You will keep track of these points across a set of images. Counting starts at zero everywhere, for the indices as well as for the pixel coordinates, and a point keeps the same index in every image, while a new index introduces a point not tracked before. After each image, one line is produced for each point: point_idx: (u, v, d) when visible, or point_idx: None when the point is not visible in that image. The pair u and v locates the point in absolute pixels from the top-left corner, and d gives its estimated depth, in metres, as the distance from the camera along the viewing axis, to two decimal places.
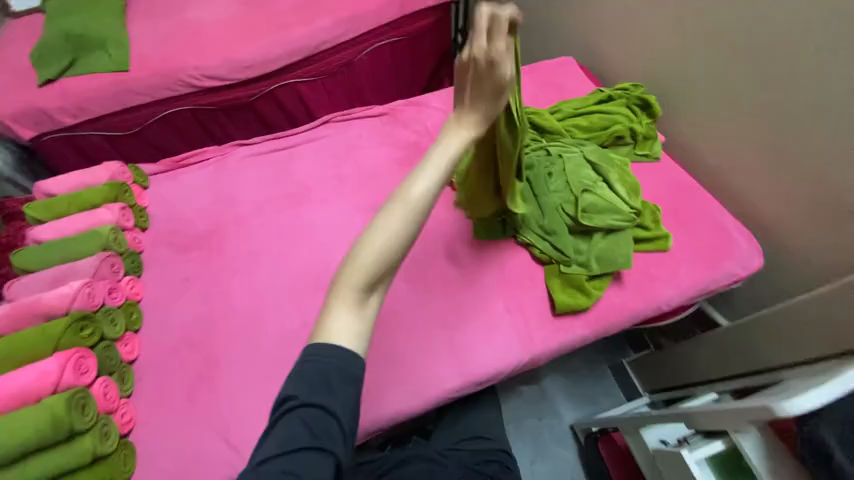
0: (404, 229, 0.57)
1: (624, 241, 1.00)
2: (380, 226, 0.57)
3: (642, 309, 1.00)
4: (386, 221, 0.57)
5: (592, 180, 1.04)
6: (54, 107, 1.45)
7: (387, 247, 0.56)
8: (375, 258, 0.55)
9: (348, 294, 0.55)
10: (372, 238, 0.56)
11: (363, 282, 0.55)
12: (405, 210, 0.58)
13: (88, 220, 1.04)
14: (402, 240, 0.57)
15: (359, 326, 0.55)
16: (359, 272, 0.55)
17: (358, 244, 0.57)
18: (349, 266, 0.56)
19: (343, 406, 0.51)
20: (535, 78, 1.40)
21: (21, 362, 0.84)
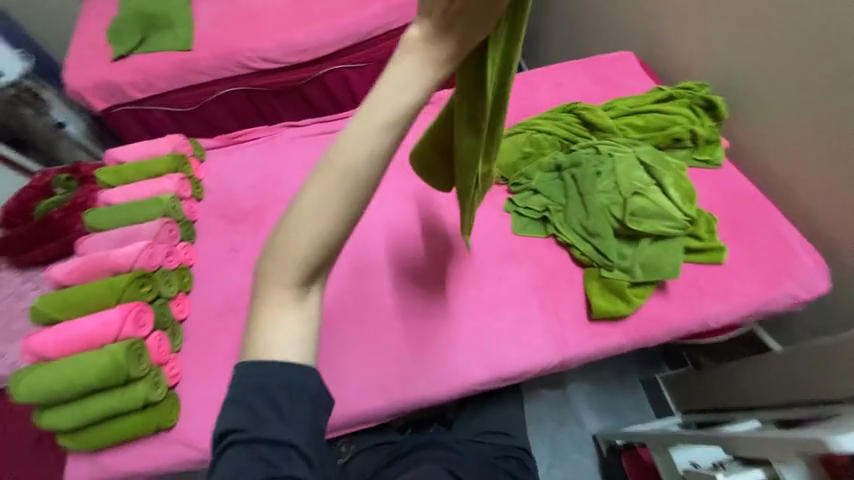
0: (338, 210, 0.42)
1: (674, 250, 0.95)
2: (307, 211, 0.42)
3: (686, 323, 0.94)
4: (312, 202, 0.42)
5: (644, 182, 0.99)
6: (125, 81, 1.56)
7: (318, 235, 0.42)
8: (302, 250, 0.42)
9: (280, 294, 0.44)
10: (298, 225, 0.42)
11: (293, 278, 0.43)
12: (335, 184, 0.42)
13: (151, 188, 1.12)
14: (338, 223, 0.42)
15: (295, 327, 0.45)
16: (290, 270, 0.43)
17: (282, 234, 0.43)
18: (276, 263, 0.43)
19: (295, 430, 0.45)
20: (589, 73, 1.34)
21: (91, 310, 0.94)
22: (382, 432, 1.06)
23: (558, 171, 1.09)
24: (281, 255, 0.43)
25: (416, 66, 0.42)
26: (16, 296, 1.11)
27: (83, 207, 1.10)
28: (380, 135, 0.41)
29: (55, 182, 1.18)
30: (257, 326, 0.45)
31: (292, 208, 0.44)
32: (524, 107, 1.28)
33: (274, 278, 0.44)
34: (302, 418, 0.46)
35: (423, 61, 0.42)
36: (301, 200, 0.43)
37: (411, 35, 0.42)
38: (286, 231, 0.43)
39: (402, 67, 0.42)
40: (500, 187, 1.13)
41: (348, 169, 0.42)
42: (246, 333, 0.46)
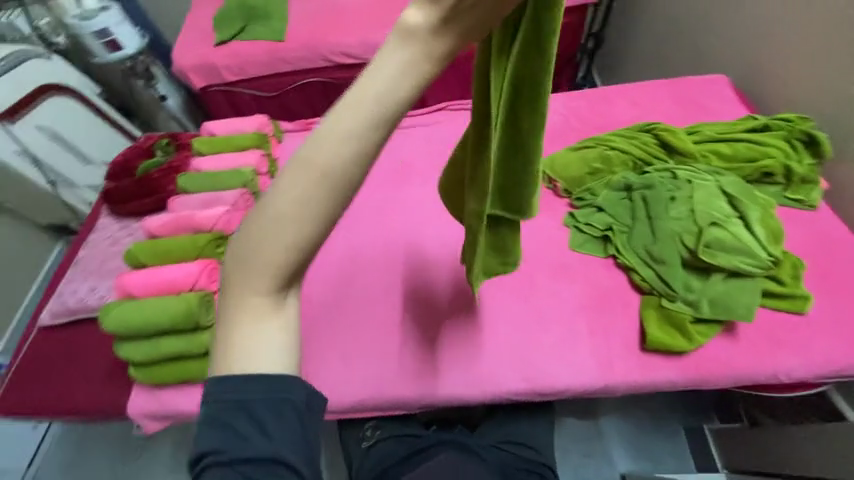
0: (319, 206, 0.36)
1: (750, 290, 0.88)
2: (275, 214, 0.36)
3: (753, 372, 0.86)
4: (283, 198, 0.36)
5: (724, 214, 0.92)
6: (222, 64, 1.72)
7: (293, 235, 0.36)
8: (276, 254, 0.37)
9: (253, 303, 0.38)
10: (268, 224, 0.36)
11: (266, 283, 0.38)
12: (312, 176, 0.35)
13: (235, 161, 1.23)
14: (318, 220, 0.36)
15: (272, 339, 0.39)
16: (261, 274, 0.37)
17: (248, 234, 0.37)
18: (244, 265, 0.37)
19: (286, 445, 0.40)
20: (672, 95, 1.28)
21: (173, 260, 1.06)
22: (405, 423, 1.07)
23: (627, 191, 1.05)
24: (250, 259, 0.37)
25: (419, 42, 0.35)
26: (112, 241, 1.19)
27: (178, 169, 1.23)
28: (372, 121, 0.35)
29: (156, 146, 1.32)
30: (227, 339, 0.39)
31: (258, 204, 0.38)
32: (596, 122, 1.25)
33: (243, 284, 0.38)
34: (291, 436, 0.41)
35: (429, 36, 0.35)
36: (270, 194, 0.37)
37: (413, 4, 0.34)
38: (253, 231, 0.37)
39: (400, 40, 0.35)
40: (562, 200, 1.12)
41: (329, 160, 0.35)
42: (214, 350, 0.40)
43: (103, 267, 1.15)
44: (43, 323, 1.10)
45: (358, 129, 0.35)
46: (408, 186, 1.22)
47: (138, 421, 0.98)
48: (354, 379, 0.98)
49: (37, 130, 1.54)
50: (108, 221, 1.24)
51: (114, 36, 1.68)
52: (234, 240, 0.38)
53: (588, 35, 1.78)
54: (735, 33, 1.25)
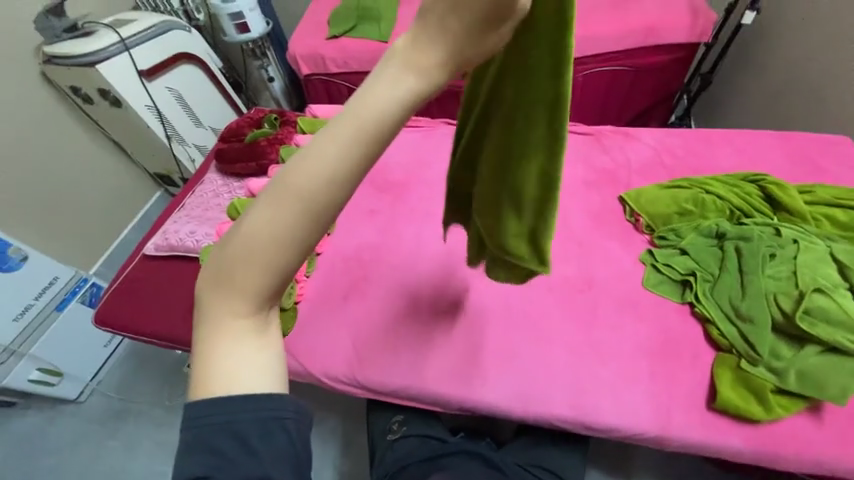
0: (299, 230, 0.33)
1: (851, 371, 0.79)
2: (252, 226, 0.33)
3: (836, 462, 0.77)
4: (260, 221, 0.33)
5: (831, 282, 0.85)
6: (328, 55, 1.80)
7: (271, 257, 0.33)
8: (254, 275, 0.34)
9: (233, 320, 0.35)
10: (243, 245, 0.33)
11: (246, 302, 0.35)
12: (287, 203, 0.32)
13: None
14: (297, 245, 0.34)
15: (256, 357, 0.36)
16: (238, 292, 0.34)
17: (223, 252, 0.35)
18: (219, 282, 0.35)
19: (278, 466, 0.37)
20: (784, 150, 1.19)
21: None
22: (435, 423, 1.04)
23: (718, 239, 1.00)
24: (224, 278, 0.34)
25: (391, 84, 0.31)
26: (215, 194, 1.35)
27: (282, 142, 1.36)
28: (351, 150, 0.32)
29: (266, 119, 1.47)
30: (202, 359, 0.36)
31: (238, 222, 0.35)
32: (692, 165, 1.20)
33: (218, 301, 0.35)
34: (280, 456, 0.37)
35: (403, 72, 0.31)
36: (250, 211, 0.34)
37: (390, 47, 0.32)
38: (228, 249, 0.34)
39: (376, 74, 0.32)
40: (642, 236, 1.08)
41: (305, 187, 0.32)
42: (190, 371, 0.36)
43: (203, 215, 1.30)
44: (148, 253, 1.26)
45: (346, 156, 0.32)
46: None
47: None
48: (398, 365, 1.01)
49: (166, 90, 1.69)
50: (214, 177, 1.40)
51: (245, 19, 1.83)
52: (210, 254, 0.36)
53: (694, 75, 1.69)
54: None
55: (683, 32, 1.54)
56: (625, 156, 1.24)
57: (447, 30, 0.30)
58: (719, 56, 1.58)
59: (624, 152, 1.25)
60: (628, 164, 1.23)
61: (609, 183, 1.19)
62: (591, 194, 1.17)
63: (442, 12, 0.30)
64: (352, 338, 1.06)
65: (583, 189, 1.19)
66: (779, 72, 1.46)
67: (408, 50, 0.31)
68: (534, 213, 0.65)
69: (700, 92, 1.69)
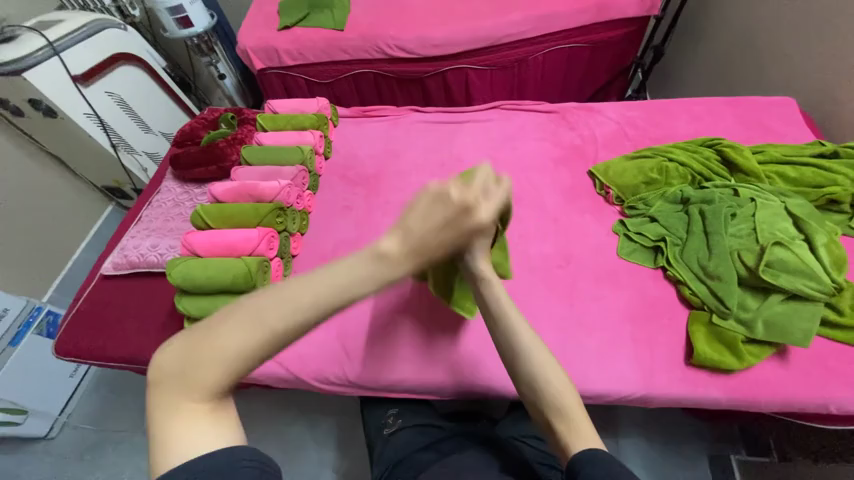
0: (261, 349, 0.47)
1: (809, 314, 0.85)
2: (221, 343, 0.46)
3: (800, 397, 0.84)
4: (222, 343, 0.46)
5: (788, 235, 0.91)
6: (281, 47, 1.69)
7: (234, 363, 0.46)
8: (212, 377, 0.45)
9: (195, 406, 0.46)
10: (208, 352, 0.46)
11: (206, 392, 0.46)
12: (252, 337, 0.46)
13: (295, 138, 1.29)
14: (252, 359, 0.47)
15: (208, 439, 0.45)
16: (202, 387, 0.45)
17: (185, 355, 0.46)
18: (186, 379, 0.46)
19: None
20: (736, 113, 1.26)
21: (234, 224, 1.12)
22: (427, 411, 1.04)
23: (683, 204, 1.04)
24: (193, 376, 0.45)
25: (373, 273, 0.51)
26: (174, 203, 1.27)
27: (242, 142, 1.30)
28: (314, 301, 0.48)
29: (222, 119, 1.38)
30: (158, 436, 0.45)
31: (205, 330, 0.47)
32: (654, 134, 1.24)
33: (179, 389, 0.45)
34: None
35: (376, 268, 0.52)
36: (214, 328, 0.47)
37: (371, 251, 0.52)
38: (197, 352, 0.46)
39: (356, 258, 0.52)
40: (613, 208, 1.12)
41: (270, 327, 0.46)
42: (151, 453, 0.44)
43: (164, 226, 1.21)
44: (105, 273, 1.17)
45: (305, 306, 0.47)
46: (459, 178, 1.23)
47: None
48: (387, 358, 1.01)
49: (105, 95, 1.55)
50: (171, 185, 1.31)
51: (187, 13, 1.68)
52: (174, 349, 0.47)
53: (646, 48, 1.74)
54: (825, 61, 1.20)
55: (636, 5, 1.56)
56: (591, 131, 1.27)
57: (420, 250, 0.56)
58: (669, 27, 1.63)
59: (589, 126, 1.27)
60: (594, 138, 1.26)
61: (578, 158, 1.22)
62: (561, 170, 1.20)
63: (421, 238, 0.56)
64: (338, 338, 1.04)
65: (553, 165, 1.21)
66: (727, 40, 1.52)
67: (394, 255, 0.53)
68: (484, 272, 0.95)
69: (653, 64, 1.75)
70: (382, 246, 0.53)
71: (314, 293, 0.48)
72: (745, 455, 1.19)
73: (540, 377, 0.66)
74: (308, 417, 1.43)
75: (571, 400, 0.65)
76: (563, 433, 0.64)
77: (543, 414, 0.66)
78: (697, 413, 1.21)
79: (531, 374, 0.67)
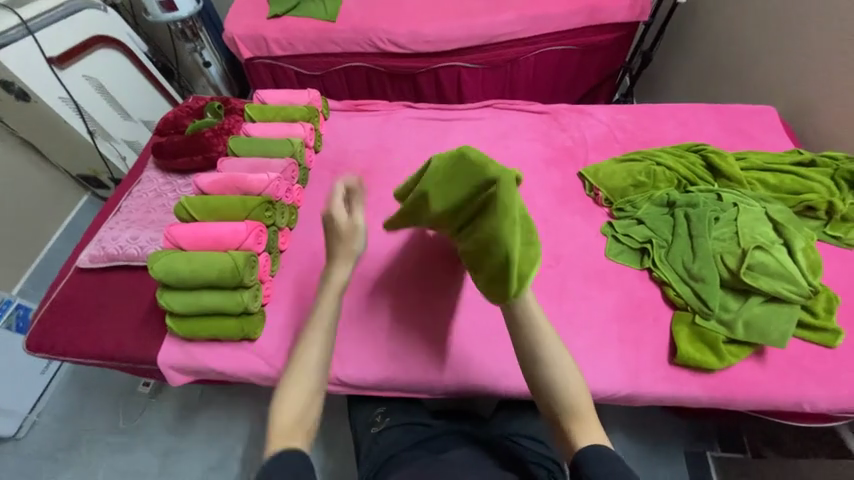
0: (312, 382, 0.74)
1: (787, 316, 0.89)
2: (290, 385, 0.73)
3: (777, 395, 0.87)
4: (296, 381, 0.73)
5: (768, 240, 0.94)
6: (270, 37, 1.65)
7: (300, 398, 0.71)
8: (299, 402, 0.71)
9: (282, 430, 0.69)
10: (285, 397, 0.72)
11: (287, 419, 0.69)
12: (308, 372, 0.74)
13: (285, 130, 1.26)
14: (318, 383, 0.74)
15: (295, 442, 0.68)
16: (286, 416, 0.70)
17: (277, 406, 0.71)
18: (277, 415, 0.70)
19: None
20: (720, 120, 1.30)
21: (221, 217, 1.08)
22: (415, 409, 1.04)
23: (669, 207, 1.07)
24: (279, 411, 0.70)
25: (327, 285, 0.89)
26: (156, 195, 1.22)
27: (229, 132, 1.26)
28: (325, 339, 0.79)
29: (207, 108, 1.34)
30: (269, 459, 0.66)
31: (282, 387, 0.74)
32: (642, 138, 1.26)
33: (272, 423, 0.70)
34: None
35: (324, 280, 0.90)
36: (283, 385, 0.74)
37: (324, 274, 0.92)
38: (279, 397, 0.72)
39: (328, 295, 0.86)
40: (602, 209, 1.13)
41: (315, 363, 0.75)
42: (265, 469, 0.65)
43: (145, 218, 1.17)
44: (81, 266, 1.12)
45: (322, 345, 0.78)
46: None
47: (164, 371, 1.00)
48: (378, 357, 1.00)
49: (82, 79, 1.48)
50: (153, 175, 1.26)
51: None
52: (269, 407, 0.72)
53: (635, 53, 1.77)
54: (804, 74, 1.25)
55: (627, 10, 1.58)
56: (581, 133, 1.28)
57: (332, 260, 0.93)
58: (657, 33, 1.67)
59: (580, 128, 1.29)
60: (584, 140, 1.27)
61: (568, 160, 1.23)
62: (552, 171, 1.21)
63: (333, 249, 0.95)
64: None
65: (544, 166, 1.22)
66: (712, 48, 1.56)
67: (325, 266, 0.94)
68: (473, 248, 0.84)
69: (641, 70, 1.78)
70: (329, 275, 0.91)
71: (322, 323, 0.81)
72: (721, 452, 1.24)
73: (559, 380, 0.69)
74: None
75: (586, 405, 0.68)
76: (573, 433, 0.66)
77: (555, 412, 0.68)
78: (677, 411, 1.24)
79: (552, 378, 0.69)
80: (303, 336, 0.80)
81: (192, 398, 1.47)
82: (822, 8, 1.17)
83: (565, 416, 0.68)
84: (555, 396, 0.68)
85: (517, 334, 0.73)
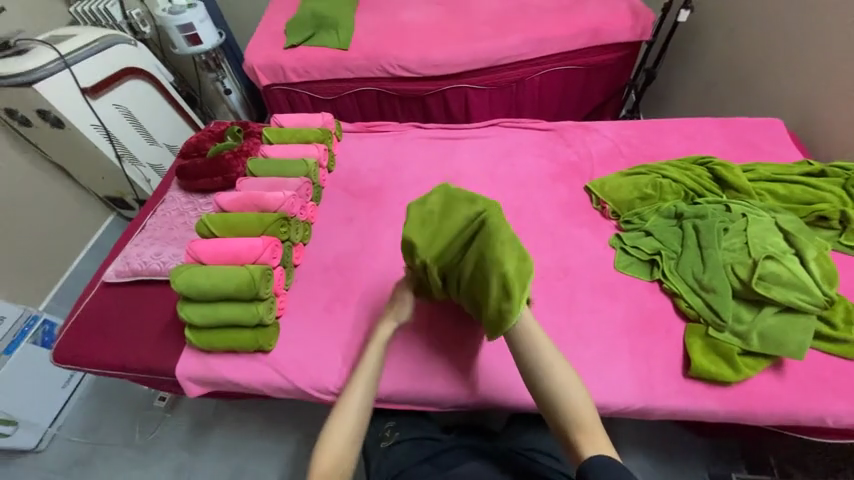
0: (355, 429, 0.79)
1: (803, 327, 0.87)
2: (336, 430, 0.78)
3: (798, 410, 0.85)
4: (335, 426, 0.79)
5: (779, 249, 0.94)
6: (287, 65, 1.75)
7: (346, 444, 0.77)
8: (337, 446, 0.76)
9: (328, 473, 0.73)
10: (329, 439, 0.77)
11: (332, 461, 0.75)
12: (347, 419, 0.80)
13: (300, 151, 1.32)
14: (356, 430, 0.79)
15: None
16: (329, 458, 0.75)
17: (319, 448, 0.77)
18: (321, 454, 0.76)
19: None
20: (726, 133, 1.31)
21: (239, 234, 1.13)
22: (426, 423, 1.03)
23: (677, 219, 1.07)
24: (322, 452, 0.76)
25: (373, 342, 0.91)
26: (179, 213, 1.28)
27: (247, 154, 1.33)
28: (368, 389, 0.84)
29: (228, 131, 1.42)
30: None
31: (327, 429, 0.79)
32: (648, 152, 1.28)
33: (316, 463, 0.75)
34: None
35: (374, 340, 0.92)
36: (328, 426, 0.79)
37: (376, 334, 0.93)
38: (326, 439, 0.77)
39: (372, 350, 0.90)
40: (609, 222, 1.15)
41: (354, 410, 0.81)
42: None
43: (168, 234, 1.23)
44: (107, 280, 1.17)
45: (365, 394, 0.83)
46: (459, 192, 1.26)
47: (182, 382, 1.03)
48: (388, 368, 1.01)
49: (113, 107, 1.59)
50: (176, 194, 1.33)
51: (196, 31, 1.73)
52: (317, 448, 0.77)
53: (639, 71, 1.81)
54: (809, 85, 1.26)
55: (628, 30, 1.63)
56: (587, 148, 1.31)
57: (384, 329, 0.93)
58: (660, 52, 1.71)
59: (585, 144, 1.31)
60: (590, 155, 1.30)
61: (574, 174, 1.25)
62: (558, 185, 1.23)
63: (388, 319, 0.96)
64: (339, 345, 1.02)
65: (550, 181, 1.25)
66: (716, 64, 1.59)
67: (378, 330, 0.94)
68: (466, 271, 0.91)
69: (645, 87, 1.81)
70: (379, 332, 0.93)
71: (366, 377, 0.85)
72: (746, 474, 1.18)
73: (559, 387, 0.73)
74: (303, 430, 1.41)
75: (588, 413, 0.71)
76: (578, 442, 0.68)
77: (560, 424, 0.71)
78: (697, 430, 1.20)
79: (551, 386, 0.74)
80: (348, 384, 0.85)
81: (206, 413, 1.48)
82: (822, 24, 1.20)
83: (567, 422, 0.70)
84: (556, 404, 0.72)
85: (518, 352, 0.80)
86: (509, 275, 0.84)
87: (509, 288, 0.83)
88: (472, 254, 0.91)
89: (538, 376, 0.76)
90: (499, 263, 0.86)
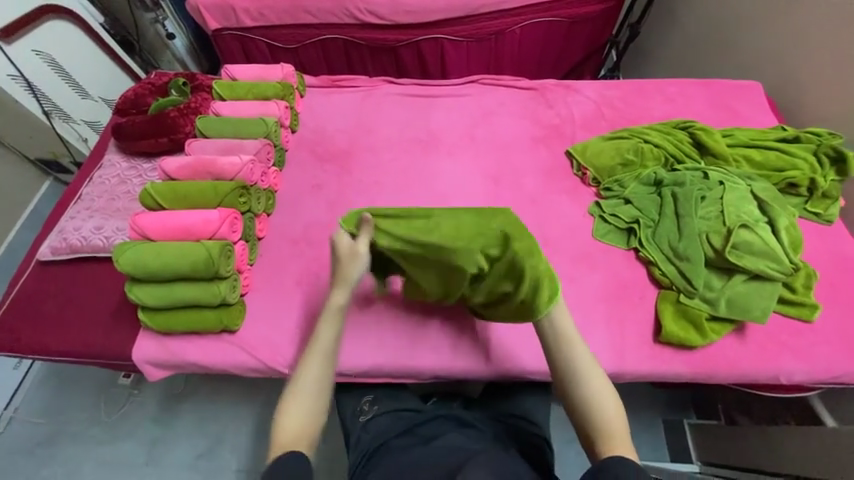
0: (317, 400, 0.74)
1: (768, 293, 0.91)
2: (295, 401, 0.73)
3: (756, 371, 0.90)
4: (293, 402, 0.72)
5: (753, 218, 0.95)
6: (239, 6, 1.52)
7: (308, 414, 0.72)
8: (298, 417, 0.71)
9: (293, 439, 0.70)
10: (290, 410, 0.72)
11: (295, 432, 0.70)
12: (304, 395, 0.73)
13: (257, 109, 1.18)
14: (314, 410, 0.73)
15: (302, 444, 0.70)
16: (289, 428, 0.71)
17: (277, 423, 0.71)
18: (280, 426, 0.71)
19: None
20: (707, 95, 1.28)
21: (192, 205, 1.02)
22: (404, 395, 1.02)
23: (656, 186, 1.06)
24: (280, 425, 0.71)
25: (329, 313, 0.81)
26: (120, 181, 1.13)
27: (197, 111, 1.17)
28: (326, 363, 0.77)
29: (171, 84, 1.23)
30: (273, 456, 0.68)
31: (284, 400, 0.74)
32: (630, 114, 1.24)
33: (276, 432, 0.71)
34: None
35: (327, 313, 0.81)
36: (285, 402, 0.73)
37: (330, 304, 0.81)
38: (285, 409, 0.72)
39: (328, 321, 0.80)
40: (589, 189, 1.12)
41: (311, 387, 0.74)
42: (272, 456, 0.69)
43: (110, 206, 1.09)
44: (43, 258, 1.04)
45: (326, 367, 0.77)
46: (435, 156, 1.18)
47: (140, 366, 0.96)
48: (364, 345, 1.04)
49: (32, 54, 1.34)
50: (115, 158, 1.17)
51: None
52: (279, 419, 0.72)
53: (622, 26, 1.73)
54: (791, 46, 1.23)
55: None
56: (568, 109, 1.25)
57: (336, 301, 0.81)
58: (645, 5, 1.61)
59: (567, 105, 1.25)
60: (571, 116, 1.24)
61: (556, 137, 1.20)
62: (540, 149, 1.18)
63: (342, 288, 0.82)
64: (311, 323, 0.97)
65: (531, 144, 1.19)
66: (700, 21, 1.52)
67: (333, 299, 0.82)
68: (501, 269, 0.88)
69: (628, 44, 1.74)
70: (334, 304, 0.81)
71: (321, 350, 0.78)
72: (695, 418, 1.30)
73: (590, 394, 0.72)
74: None
75: (617, 419, 0.70)
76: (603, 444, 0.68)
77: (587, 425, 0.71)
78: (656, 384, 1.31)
79: (579, 386, 0.73)
80: (303, 357, 0.77)
81: (175, 389, 1.43)
82: None
83: (595, 426, 0.70)
84: (585, 405, 0.72)
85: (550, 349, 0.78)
86: (539, 270, 0.83)
87: (541, 278, 0.82)
88: (503, 252, 0.88)
89: (570, 384, 0.74)
90: (530, 257, 0.85)
